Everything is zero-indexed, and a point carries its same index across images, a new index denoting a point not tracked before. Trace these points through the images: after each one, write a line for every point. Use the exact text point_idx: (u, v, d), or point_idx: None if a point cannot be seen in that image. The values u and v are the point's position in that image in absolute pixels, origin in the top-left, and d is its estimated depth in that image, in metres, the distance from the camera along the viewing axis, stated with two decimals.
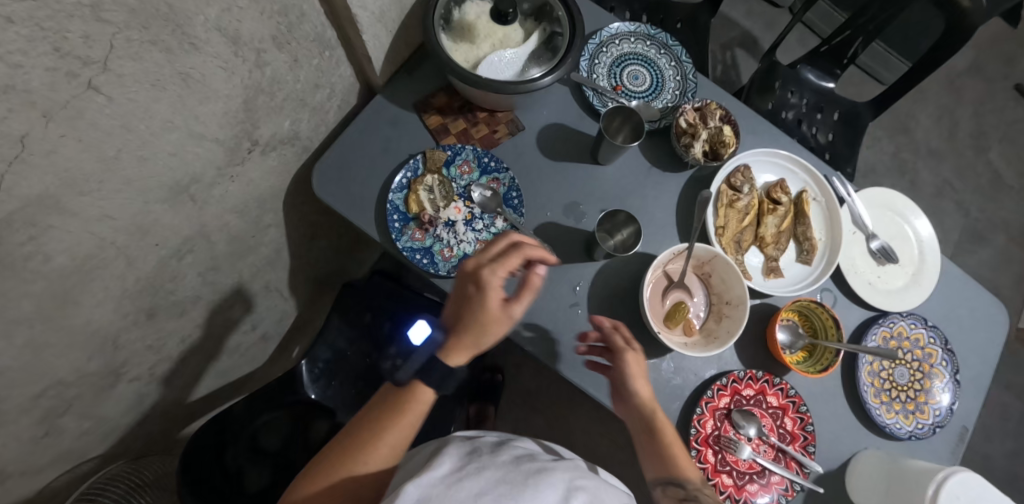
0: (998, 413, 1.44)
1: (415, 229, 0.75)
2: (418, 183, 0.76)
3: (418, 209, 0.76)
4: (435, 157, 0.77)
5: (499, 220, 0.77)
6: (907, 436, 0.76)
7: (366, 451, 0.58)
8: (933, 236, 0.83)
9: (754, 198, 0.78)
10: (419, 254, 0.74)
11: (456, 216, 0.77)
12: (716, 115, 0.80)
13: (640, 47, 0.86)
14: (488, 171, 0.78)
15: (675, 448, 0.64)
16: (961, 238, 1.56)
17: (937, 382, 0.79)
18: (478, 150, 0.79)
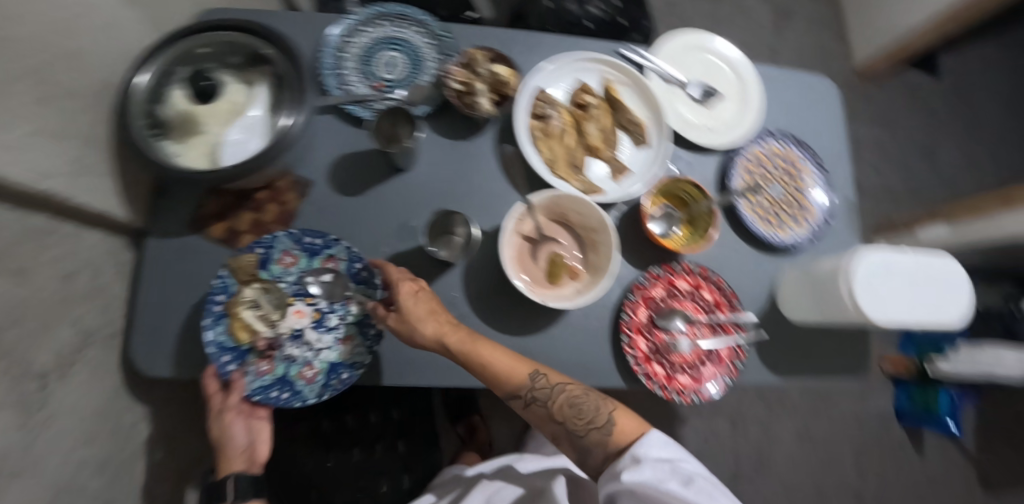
0: (869, 151, 1.61)
1: (258, 362, 0.65)
2: (237, 304, 0.64)
3: (249, 335, 0.64)
4: (246, 261, 0.65)
5: (353, 306, 0.68)
6: (808, 240, 0.80)
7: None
8: (739, 53, 0.82)
9: (565, 115, 0.72)
10: (275, 389, 0.64)
11: (301, 322, 0.67)
12: (484, 59, 0.69)
13: (377, 31, 0.75)
14: (316, 252, 0.67)
15: (499, 368, 0.61)
16: (774, 21, 1.64)
17: (806, 180, 0.83)
18: (292, 233, 0.67)
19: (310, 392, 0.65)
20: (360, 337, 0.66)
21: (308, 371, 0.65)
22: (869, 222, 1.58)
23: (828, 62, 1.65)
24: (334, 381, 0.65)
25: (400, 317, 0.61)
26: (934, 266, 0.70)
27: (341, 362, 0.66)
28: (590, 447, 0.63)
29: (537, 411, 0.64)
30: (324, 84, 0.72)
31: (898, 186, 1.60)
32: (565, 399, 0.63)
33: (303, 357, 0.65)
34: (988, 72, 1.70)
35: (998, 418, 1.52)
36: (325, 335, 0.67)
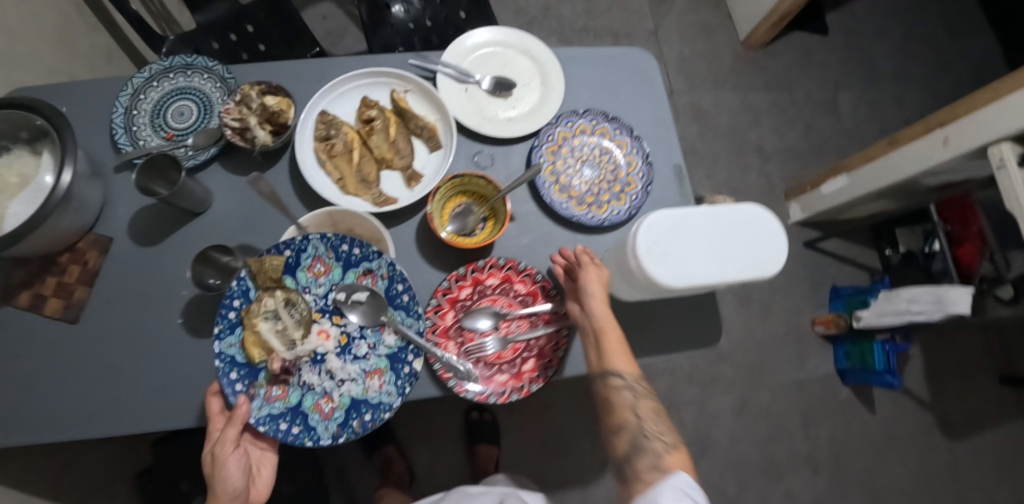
0: (768, 115, 1.61)
1: (270, 386, 0.61)
2: (252, 316, 0.61)
3: (263, 354, 0.61)
4: (271, 267, 0.61)
5: (388, 335, 0.65)
6: (630, 214, 0.77)
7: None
8: (533, 41, 0.82)
9: (348, 132, 0.72)
10: (286, 420, 0.61)
11: (325, 346, 0.64)
12: (257, 92, 0.70)
13: (168, 83, 0.77)
14: (353, 265, 0.65)
15: (618, 353, 0.65)
16: (653, 7, 1.65)
17: (624, 152, 0.80)
18: (330, 238, 0.63)
19: (324, 430, 0.61)
20: (391, 373, 0.64)
21: (325, 402, 0.62)
22: (780, 186, 1.57)
23: (713, 36, 1.66)
24: (353, 421, 0.62)
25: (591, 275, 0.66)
26: (735, 216, 0.64)
27: (364, 400, 0.63)
28: (645, 450, 0.66)
29: (624, 401, 0.68)
30: (117, 143, 0.74)
31: (802, 146, 1.60)
32: (650, 412, 0.69)
33: (321, 388, 0.63)
34: (875, 21, 1.72)
35: (946, 359, 1.48)
36: (353, 365, 0.64)
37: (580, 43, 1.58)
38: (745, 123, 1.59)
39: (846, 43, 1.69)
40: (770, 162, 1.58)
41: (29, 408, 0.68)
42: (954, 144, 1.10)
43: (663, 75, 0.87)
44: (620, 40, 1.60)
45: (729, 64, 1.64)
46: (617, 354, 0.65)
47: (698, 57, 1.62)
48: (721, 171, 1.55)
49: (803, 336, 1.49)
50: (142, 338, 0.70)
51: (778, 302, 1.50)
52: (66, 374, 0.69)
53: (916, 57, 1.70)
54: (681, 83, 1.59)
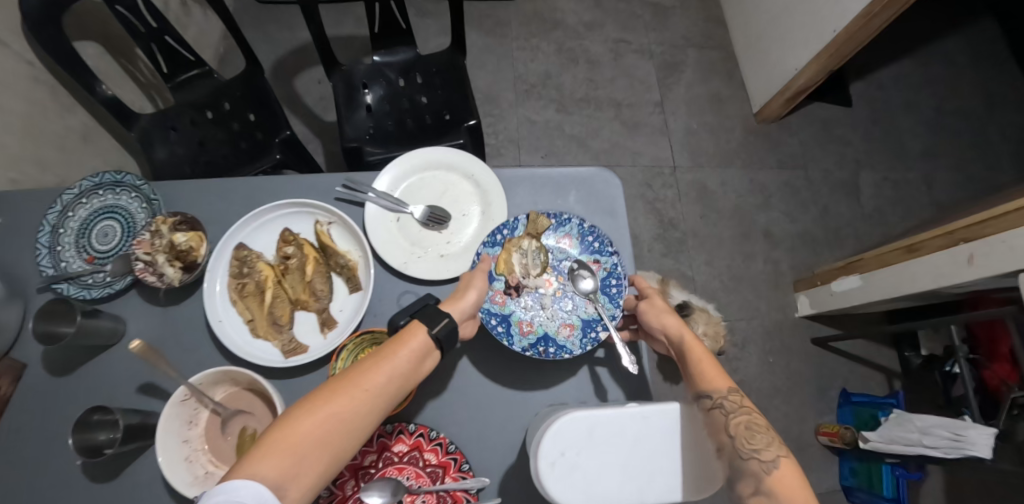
0: (779, 195, 1.49)
1: (499, 292, 0.69)
2: (512, 244, 0.71)
3: (506, 269, 0.70)
4: (541, 224, 0.71)
5: (593, 305, 0.70)
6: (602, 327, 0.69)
7: (335, 398, 0.51)
8: (477, 164, 0.76)
9: (263, 271, 0.68)
10: (498, 321, 0.67)
11: (546, 288, 0.71)
12: (168, 229, 0.68)
13: (99, 201, 0.75)
14: (592, 250, 0.73)
15: (705, 366, 0.60)
16: (661, 75, 1.56)
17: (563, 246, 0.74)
18: (585, 226, 0.73)
19: (518, 342, 0.66)
20: (580, 330, 0.69)
21: (525, 326, 0.68)
22: (788, 275, 1.44)
23: (724, 108, 1.55)
24: (542, 348, 0.66)
25: (650, 304, 0.70)
26: (667, 422, 0.52)
27: (553, 338, 0.68)
28: (744, 473, 0.51)
29: (716, 419, 0.54)
30: (39, 264, 0.72)
31: (815, 231, 1.46)
32: (745, 421, 0.54)
33: (529, 313, 0.69)
34: (907, 92, 1.56)
35: (970, 481, 1.31)
36: (558, 311, 0.70)
37: (579, 113, 1.50)
38: (753, 203, 1.48)
39: (873, 118, 1.54)
40: (779, 247, 1.45)
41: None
42: (980, 266, 0.95)
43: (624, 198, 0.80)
44: (623, 111, 1.51)
45: (739, 138, 1.52)
46: (707, 370, 0.60)
47: (705, 131, 1.52)
48: (723, 256, 1.43)
49: (804, 446, 1.34)
50: (43, 469, 0.67)
51: (779, 406, 1.36)
52: None
53: (952, 133, 1.53)
54: (685, 159, 1.49)
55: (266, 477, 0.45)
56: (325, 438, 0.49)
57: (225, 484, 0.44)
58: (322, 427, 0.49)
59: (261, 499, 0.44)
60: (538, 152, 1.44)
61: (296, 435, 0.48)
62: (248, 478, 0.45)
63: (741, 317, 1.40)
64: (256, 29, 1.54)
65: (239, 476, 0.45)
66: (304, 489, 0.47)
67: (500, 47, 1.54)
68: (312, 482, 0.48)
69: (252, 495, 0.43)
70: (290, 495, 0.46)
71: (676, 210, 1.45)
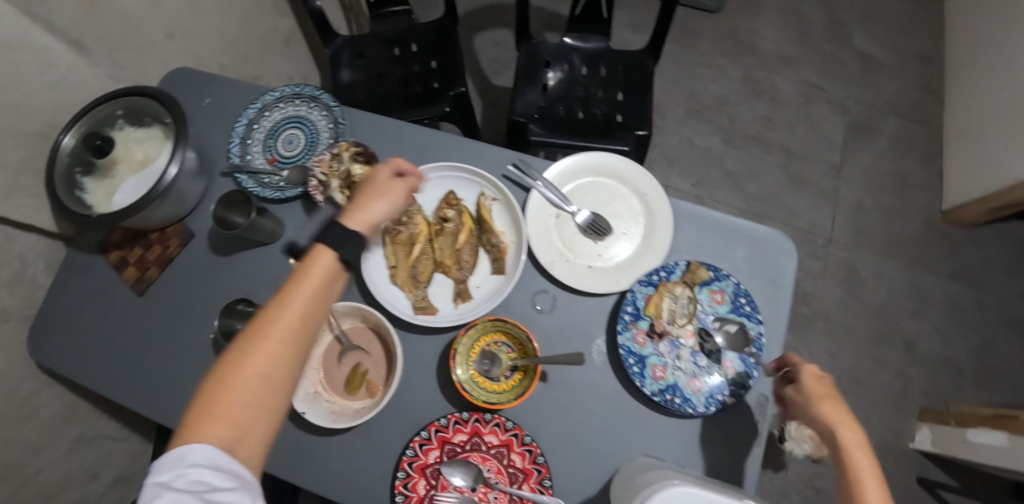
0: (939, 309, 1.29)
1: (641, 332, 0.67)
2: (665, 288, 0.68)
3: (653, 311, 0.67)
4: (696, 275, 0.68)
5: (728, 369, 0.66)
6: (734, 392, 0.64)
7: (252, 349, 0.44)
8: (654, 185, 0.71)
9: (419, 224, 0.69)
10: (634, 361, 0.66)
11: (686, 339, 0.67)
12: (348, 159, 0.70)
13: (292, 109, 0.80)
14: (741, 313, 0.67)
15: (865, 486, 0.49)
16: (847, 137, 1.39)
17: (714, 299, 0.68)
18: (741, 287, 0.68)
19: (648, 384, 0.65)
20: (709, 389, 0.65)
21: (658, 371, 0.66)
22: (918, 399, 1.25)
23: (909, 194, 1.36)
24: (669, 398, 0.64)
25: (800, 391, 0.56)
26: None
27: (680, 389, 0.65)
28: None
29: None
30: (229, 151, 0.79)
31: (969, 364, 1.26)
32: None
33: (663, 359, 0.66)
34: None
35: None
36: (692, 366, 0.66)
37: (742, 150, 1.38)
38: (905, 308, 1.29)
39: None
40: (918, 365, 1.27)
41: (94, 346, 0.78)
42: None
43: (797, 260, 0.71)
44: (791, 163, 1.37)
45: (915, 232, 1.33)
46: (867, 491, 0.49)
47: (878, 211, 1.34)
48: (848, 352, 1.28)
49: None
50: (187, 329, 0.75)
51: None
52: (127, 332, 0.77)
53: None
54: (843, 234, 1.33)
55: (215, 438, 0.41)
56: (261, 392, 0.44)
57: (173, 455, 0.40)
58: (254, 383, 0.43)
59: (216, 459, 0.40)
60: (687, 178, 1.35)
61: (227, 397, 0.43)
62: (193, 444, 0.40)
63: None
64: None
65: (190, 441, 0.41)
66: (254, 447, 0.43)
67: (684, 59, 1.45)
68: (260, 435, 0.44)
69: (202, 457, 0.40)
70: (243, 454, 0.42)
71: (813, 285, 1.31)
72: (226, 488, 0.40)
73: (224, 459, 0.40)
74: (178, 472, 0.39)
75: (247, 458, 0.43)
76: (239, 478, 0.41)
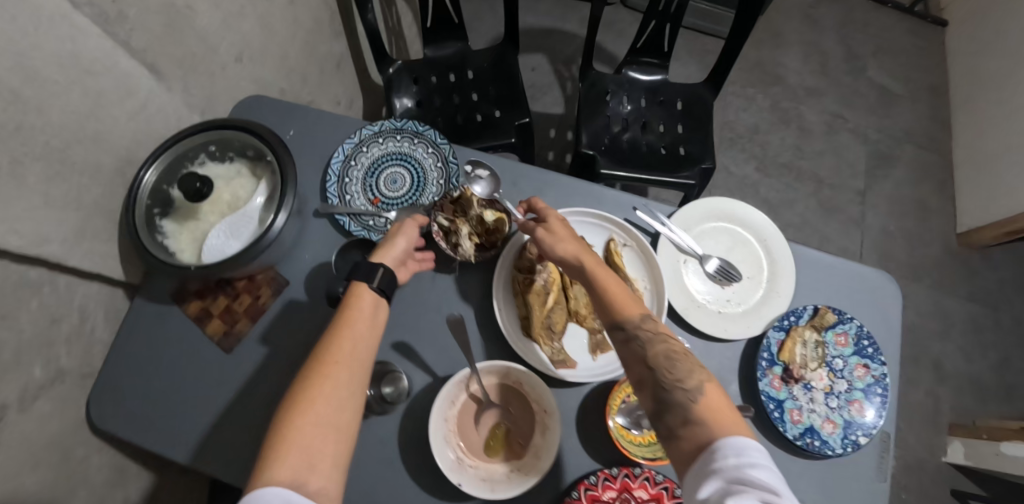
0: (961, 328, 1.37)
1: (777, 377, 0.66)
2: (797, 333, 0.68)
3: (787, 357, 0.67)
4: (824, 320, 0.69)
5: (860, 410, 0.67)
6: (868, 434, 0.66)
7: (312, 383, 0.50)
8: (773, 229, 0.72)
9: (553, 272, 0.67)
10: (774, 407, 0.65)
11: (817, 383, 0.68)
12: (476, 202, 0.68)
13: (392, 145, 0.76)
14: (864, 355, 0.69)
15: (619, 296, 0.57)
16: (870, 164, 1.46)
17: (839, 342, 0.69)
18: (863, 329, 0.70)
19: (789, 429, 0.65)
20: (846, 430, 0.65)
21: (796, 415, 0.66)
22: (946, 414, 1.33)
23: (928, 219, 1.44)
24: (811, 442, 0.64)
25: (549, 232, 0.62)
26: None
27: (820, 433, 0.65)
28: (672, 406, 0.49)
29: (634, 350, 0.54)
30: (325, 190, 0.74)
31: (988, 380, 1.35)
32: (664, 349, 0.53)
33: (798, 403, 0.66)
34: None
35: None
36: (826, 408, 0.67)
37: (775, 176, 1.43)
38: (931, 329, 1.37)
39: None
40: (944, 382, 1.34)
41: (171, 412, 0.69)
42: None
43: (903, 301, 0.74)
44: (823, 190, 1.42)
45: (936, 255, 1.41)
46: (619, 297, 0.57)
47: (902, 236, 1.42)
48: None
49: None
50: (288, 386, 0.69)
51: None
52: (214, 392, 0.69)
53: None
54: (872, 260, 1.37)
55: (281, 477, 0.44)
56: (321, 426, 0.48)
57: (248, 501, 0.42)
58: (311, 413, 0.48)
59: (285, 493, 0.43)
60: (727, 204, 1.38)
61: (288, 437, 0.47)
62: (265, 487, 0.43)
63: None
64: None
65: (261, 487, 0.44)
66: (326, 477, 0.46)
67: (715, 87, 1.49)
68: (333, 462, 0.47)
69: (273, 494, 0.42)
70: (312, 483, 0.45)
71: None
72: None
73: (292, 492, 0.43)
74: None
75: (319, 488, 0.45)
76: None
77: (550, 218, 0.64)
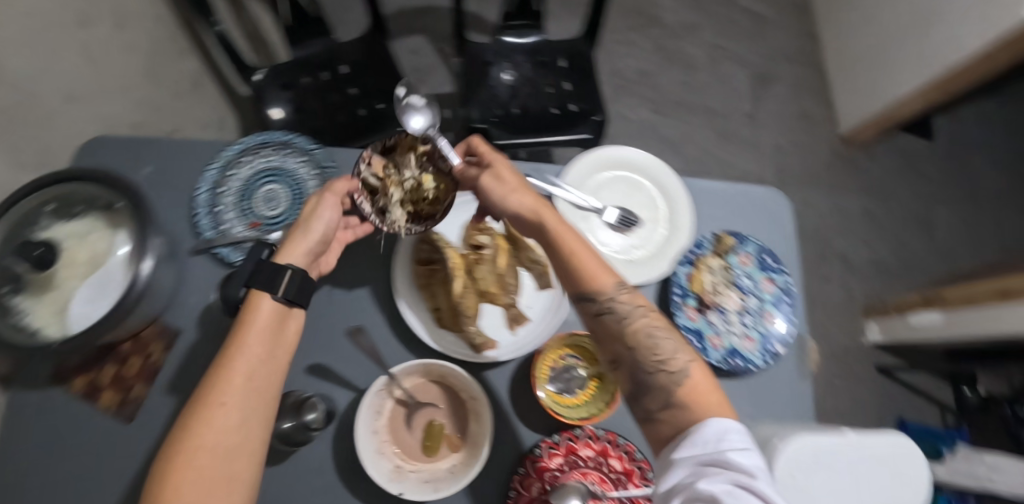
0: (858, 221, 1.50)
1: (693, 309, 0.69)
2: (702, 264, 0.71)
3: (698, 288, 0.70)
4: (725, 245, 0.72)
5: (771, 321, 0.71)
6: (782, 342, 0.70)
7: (213, 406, 0.48)
8: (664, 167, 0.73)
9: (455, 258, 0.64)
10: (694, 338, 0.68)
11: (730, 305, 0.71)
12: (410, 164, 0.66)
13: (261, 161, 0.71)
14: (768, 269, 0.73)
15: (585, 262, 0.57)
16: (753, 87, 1.55)
17: (744, 263, 0.73)
18: (762, 246, 0.73)
19: (711, 355, 0.68)
20: (762, 343, 0.70)
21: (715, 340, 0.69)
22: (861, 301, 1.46)
23: (812, 128, 1.55)
24: (732, 362, 0.68)
25: (496, 181, 0.61)
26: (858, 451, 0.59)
27: (740, 351, 0.69)
28: (652, 387, 0.53)
29: (607, 323, 0.56)
30: (197, 225, 0.68)
31: (890, 261, 1.48)
32: (641, 327, 0.55)
33: (717, 329, 0.69)
34: (987, 135, 1.59)
35: None
36: (742, 327, 0.70)
37: (671, 115, 1.48)
38: (833, 227, 1.49)
39: (951, 155, 1.58)
40: (852, 272, 1.47)
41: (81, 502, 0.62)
42: None
43: (794, 210, 0.79)
44: (715, 120, 1.49)
45: (825, 160, 1.53)
46: (587, 266, 0.57)
47: (793, 149, 1.52)
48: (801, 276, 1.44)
49: None
50: None
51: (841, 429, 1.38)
52: (125, 468, 0.63)
53: None
54: (771, 174, 1.49)
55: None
56: (222, 459, 0.47)
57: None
58: (215, 440, 0.47)
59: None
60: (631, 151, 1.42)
61: (184, 473, 0.46)
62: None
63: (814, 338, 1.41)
64: None
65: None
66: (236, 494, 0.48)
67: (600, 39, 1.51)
68: (244, 483, 0.49)
69: None
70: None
71: None
72: None
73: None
74: None
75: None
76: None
77: (494, 163, 0.62)
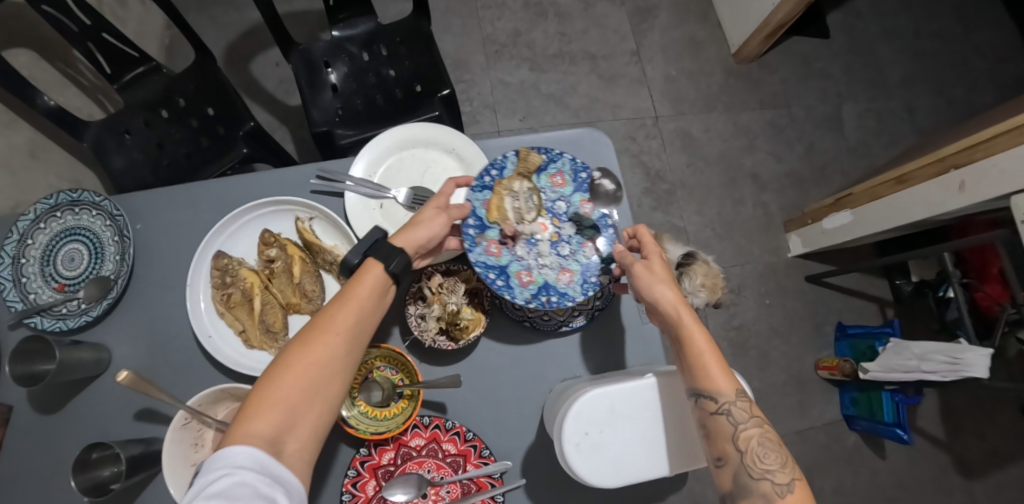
0: (762, 136, 1.46)
1: (493, 242, 0.62)
2: (502, 188, 0.64)
3: (499, 218, 0.63)
4: (530, 163, 0.65)
5: (591, 251, 0.64)
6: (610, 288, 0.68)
7: (309, 345, 0.51)
8: (457, 136, 0.71)
9: (247, 277, 0.65)
10: (496, 273, 0.61)
11: (542, 234, 0.64)
12: (460, 289, 0.65)
13: (57, 224, 0.70)
14: (582, 188, 0.67)
15: (709, 361, 0.51)
16: (633, 22, 1.50)
17: (556, 184, 0.67)
18: (577, 162, 0.67)
19: (519, 293, 0.61)
20: (580, 274, 0.62)
21: (524, 276, 0.62)
22: (778, 217, 1.44)
23: (701, 52, 1.50)
24: (544, 300, 0.60)
25: (649, 269, 0.57)
26: None
27: (553, 286, 0.62)
28: (752, 493, 0.47)
29: (722, 425, 0.49)
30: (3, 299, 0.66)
31: (802, 170, 1.45)
32: (754, 438, 0.49)
33: (524, 263, 0.62)
34: (882, 21, 1.54)
35: (960, 395, 1.39)
36: (556, 259, 0.63)
37: (553, 71, 1.44)
38: (739, 148, 1.45)
39: (850, 47, 1.52)
40: (766, 189, 1.44)
41: None
42: (970, 193, 0.95)
43: (611, 146, 0.76)
44: (598, 65, 1.46)
45: (719, 81, 1.48)
46: (709, 363, 0.51)
47: (684, 77, 1.48)
48: (713, 204, 1.42)
49: (805, 382, 1.37)
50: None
51: (778, 347, 1.38)
52: None
53: (930, 57, 1.53)
54: (666, 108, 1.45)
55: (262, 433, 0.46)
56: (308, 394, 0.49)
57: (224, 451, 0.44)
58: (303, 379, 0.49)
59: (263, 459, 0.44)
60: (515, 115, 1.39)
61: (280, 392, 0.48)
62: (247, 441, 0.45)
63: (735, 263, 1.40)
64: (199, 10, 1.41)
65: (235, 442, 0.45)
66: (304, 439, 0.48)
67: (464, 7, 1.45)
68: (312, 428, 0.49)
69: (251, 457, 0.44)
70: (289, 444, 0.47)
71: (662, 161, 1.42)
72: (273, 478, 0.44)
73: (273, 460, 0.45)
74: (227, 466, 0.43)
75: (298, 447, 0.48)
76: (285, 477, 0.45)
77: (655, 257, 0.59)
